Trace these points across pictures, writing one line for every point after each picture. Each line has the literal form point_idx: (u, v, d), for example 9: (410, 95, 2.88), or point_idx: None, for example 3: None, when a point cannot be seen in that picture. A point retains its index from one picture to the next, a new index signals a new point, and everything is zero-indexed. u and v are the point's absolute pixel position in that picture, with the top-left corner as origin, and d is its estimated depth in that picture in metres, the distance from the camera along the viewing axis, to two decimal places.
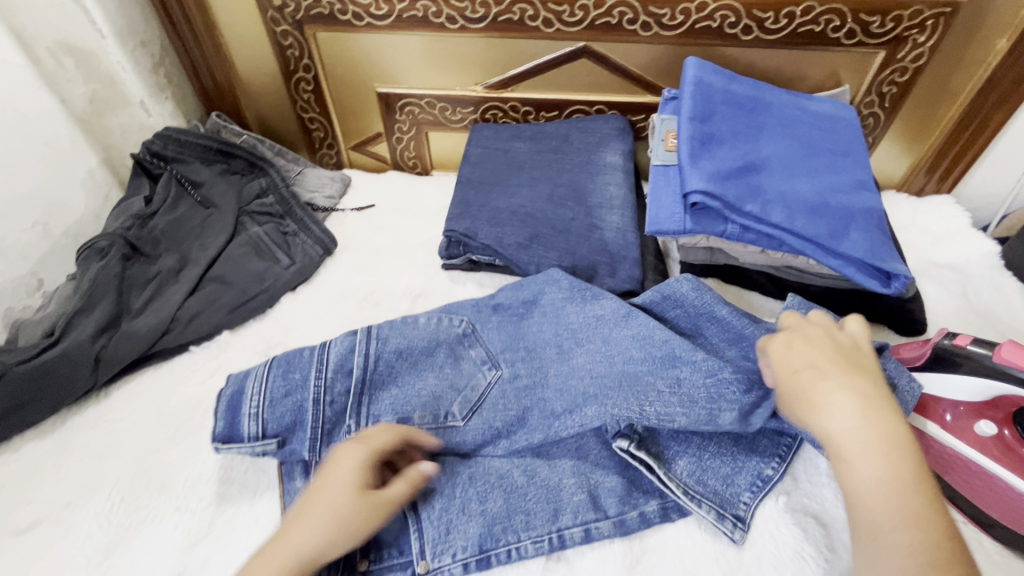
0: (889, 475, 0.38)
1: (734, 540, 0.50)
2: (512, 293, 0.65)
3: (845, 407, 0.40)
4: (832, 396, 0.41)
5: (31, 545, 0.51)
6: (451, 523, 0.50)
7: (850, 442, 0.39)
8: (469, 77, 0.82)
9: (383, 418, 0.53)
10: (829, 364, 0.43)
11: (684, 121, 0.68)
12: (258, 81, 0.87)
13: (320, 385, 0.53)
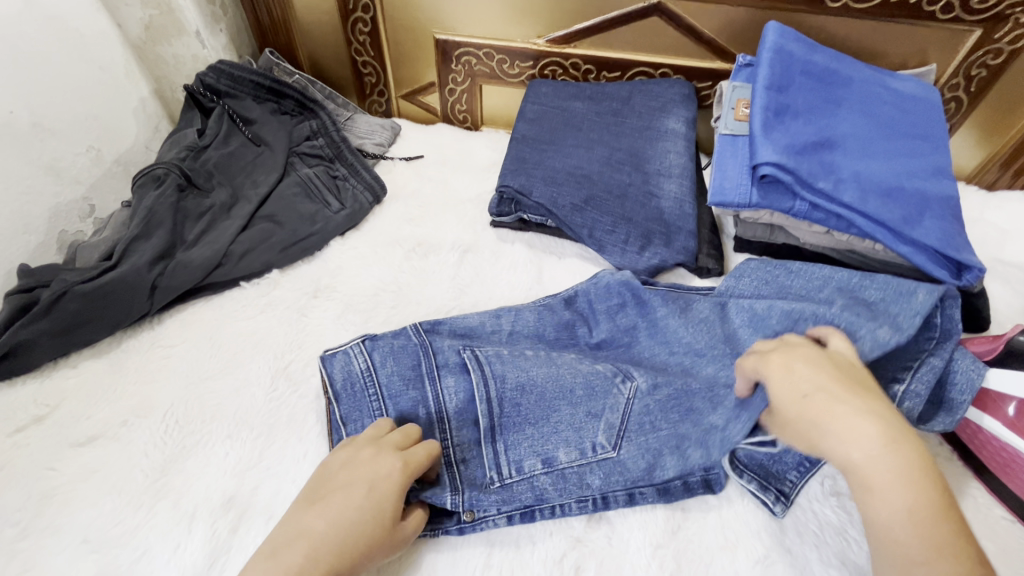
0: (914, 509, 0.36)
1: (773, 513, 0.49)
2: (605, 301, 0.60)
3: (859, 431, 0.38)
4: (848, 420, 0.39)
5: (89, 457, 0.53)
6: (497, 473, 0.50)
7: (873, 469, 0.37)
8: (531, 29, 0.79)
9: (525, 461, 0.50)
10: (838, 385, 0.41)
11: (759, 89, 0.65)
12: (314, 19, 0.85)
13: (435, 398, 0.52)
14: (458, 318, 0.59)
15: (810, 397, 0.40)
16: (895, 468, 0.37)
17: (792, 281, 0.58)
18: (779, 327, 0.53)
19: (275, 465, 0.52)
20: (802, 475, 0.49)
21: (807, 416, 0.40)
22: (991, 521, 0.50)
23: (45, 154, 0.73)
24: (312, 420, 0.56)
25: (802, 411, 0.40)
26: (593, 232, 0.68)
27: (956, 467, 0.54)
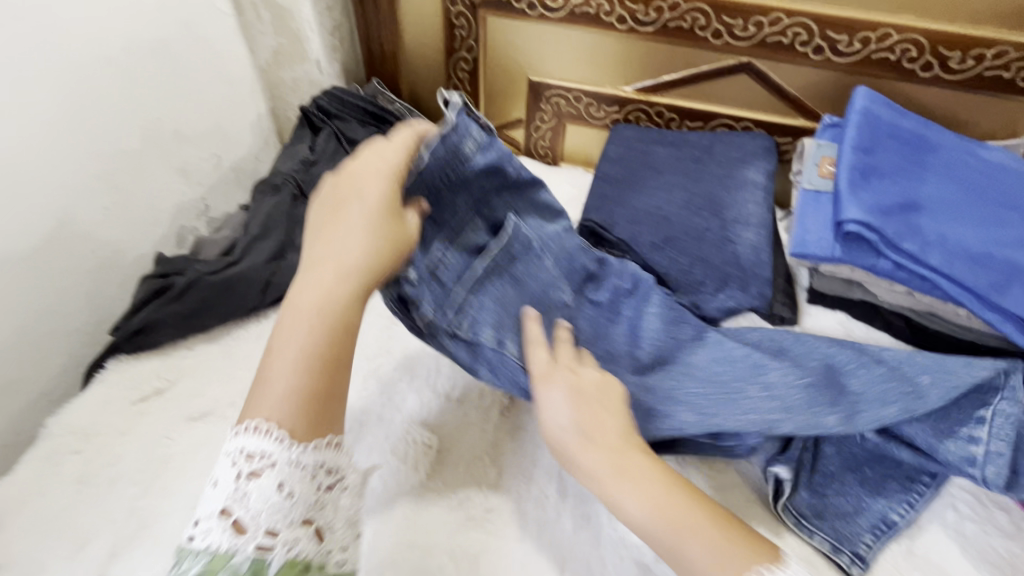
0: (714, 559, 0.39)
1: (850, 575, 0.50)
2: (619, 279, 0.62)
3: (608, 465, 0.43)
4: (620, 492, 0.42)
5: (199, 432, 0.58)
6: (474, 317, 0.53)
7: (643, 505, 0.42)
8: (621, 77, 0.85)
9: (482, 332, 0.52)
10: (606, 421, 0.46)
11: (846, 150, 0.68)
12: (421, 54, 0.93)
13: (456, 241, 0.55)
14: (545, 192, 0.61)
15: (580, 432, 0.45)
16: (665, 506, 0.41)
17: (804, 348, 0.58)
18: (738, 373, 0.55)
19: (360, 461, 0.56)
20: (878, 537, 0.52)
21: (593, 477, 0.43)
22: None
23: (178, 157, 0.83)
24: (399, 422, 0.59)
25: (568, 441, 0.45)
26: (670, 271, 0.71)
27: None
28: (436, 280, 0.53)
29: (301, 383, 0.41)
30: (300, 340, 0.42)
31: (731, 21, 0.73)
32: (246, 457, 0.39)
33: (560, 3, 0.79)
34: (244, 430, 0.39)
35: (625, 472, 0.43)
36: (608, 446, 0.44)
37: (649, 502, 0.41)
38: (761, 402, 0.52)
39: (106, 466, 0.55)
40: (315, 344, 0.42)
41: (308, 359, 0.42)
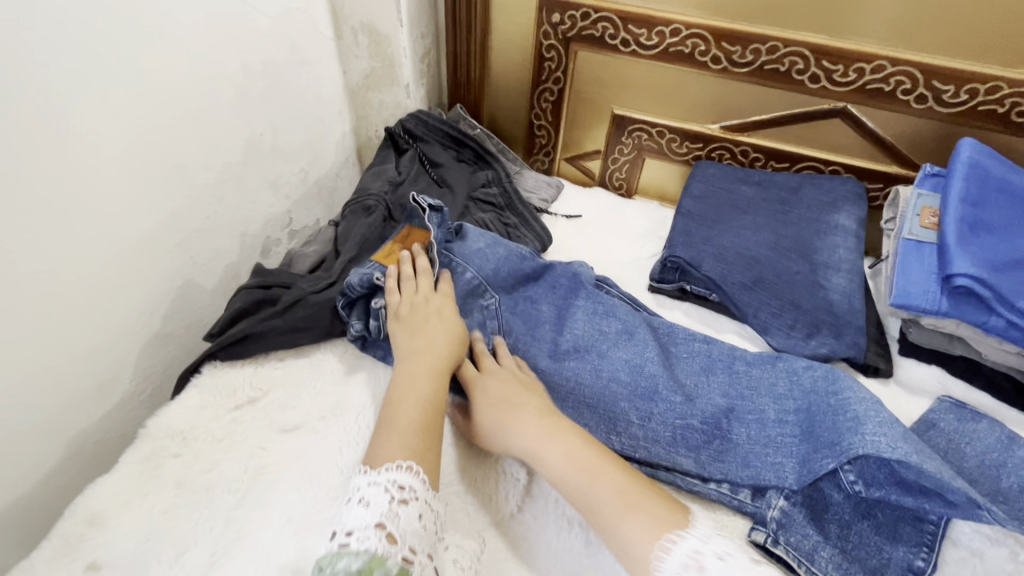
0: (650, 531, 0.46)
1: None
2: (626, 333, 0.68)
3: (563, 463, 0.52)
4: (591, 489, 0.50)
5: (292, 443, 0.58)
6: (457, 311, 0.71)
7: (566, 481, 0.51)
8: (708, 115, 0.85)
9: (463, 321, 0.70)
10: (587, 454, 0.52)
11: (952, 201, 0.66)
12: (506, 83, 0.96)
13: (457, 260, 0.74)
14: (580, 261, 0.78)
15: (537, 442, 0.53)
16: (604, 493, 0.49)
17: (807, 384, 0.61)
18: (721, 426, 0.60)
19: (451, 487, 0.55)
20: None
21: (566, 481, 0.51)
22: None
23: (272, 172, 0.86)
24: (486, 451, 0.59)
25: (547, 461, 0.52)
26: (758, 313, 0.70)
27: None
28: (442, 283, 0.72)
29: (418, 420, 0.52)
30: (422, 384, 0.56)
31: (831, 66, 0.74)
32: (398, 488, 0.46)
33: (655, 41, 0.81)
34: (394, 467, 0.47)
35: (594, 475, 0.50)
36: (568, 449, 0.52)
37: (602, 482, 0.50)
38: (736, 460, 0.58)
39: (203, 473, 0.56)
40: (426, 392, 0.55)
41: (423, 405, 0.54)
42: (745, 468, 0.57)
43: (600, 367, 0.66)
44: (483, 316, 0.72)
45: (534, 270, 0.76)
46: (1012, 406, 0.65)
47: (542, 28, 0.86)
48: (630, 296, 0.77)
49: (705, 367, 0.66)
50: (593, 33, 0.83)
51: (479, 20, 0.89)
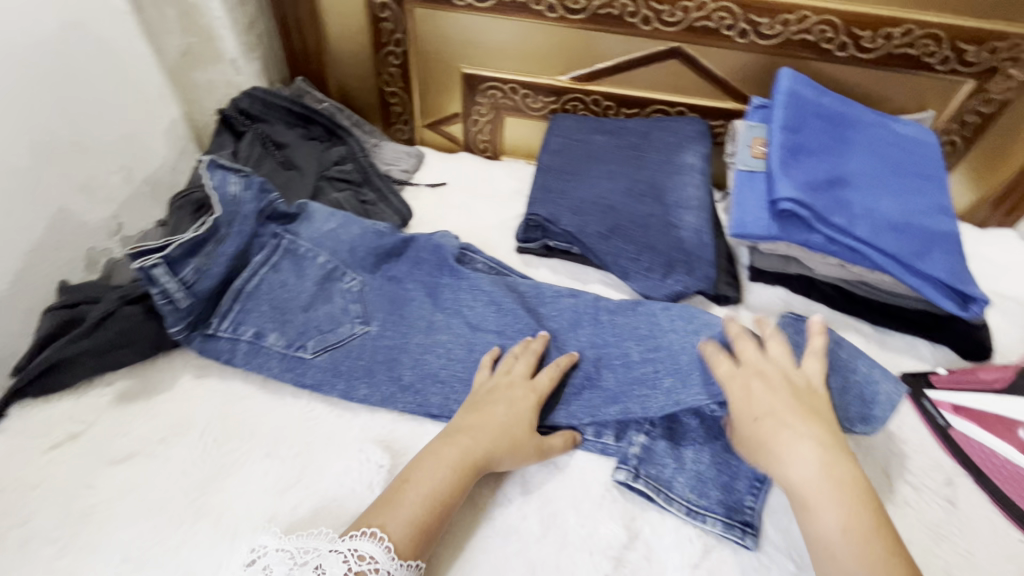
0: None
1: (745, 546, 0.51)
2: (495, 298, 0.67)
3: (839, 530, 0.44)
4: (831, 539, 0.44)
5: (127, 474, 0.53)
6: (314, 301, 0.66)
7: (833, 552, 0.44)
8: (556, 67, 0.84)
9: (315, 309, 0.65)
10: (856, 513, 0.45)
11: (776, 129, 0.70)
12: (346, 49, 0.89)
13: (301, 245, 0.68)
14: (444, 232, 0.74)
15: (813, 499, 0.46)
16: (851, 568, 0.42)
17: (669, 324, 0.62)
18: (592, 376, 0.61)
19: (311, 487, 0.53)
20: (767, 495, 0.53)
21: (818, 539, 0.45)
22: (1009, 544, 0.53)
23: (81, 172, 0.75)
24: (350, 440, 0.57)
25: (814, 522, 0.45)
26: (617, 260, 0.72)
27: (976, 491, 0.56)
28: (286, 272, 0.66)
29: (422, 517, 0.47)
30: (445, 475, 0.50)
31: (659, 7, 0.74)
32: (359, 557, 0.44)
33: None
34: (360, 534, 0.45)
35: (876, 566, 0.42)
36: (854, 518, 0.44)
37: (851, 556, 0.43)
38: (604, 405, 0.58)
39: (16, 528, 0.49)
40: (444, 482, 0.50)
41: (431, 498, 0.48)
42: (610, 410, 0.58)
43: (472, 341, 0.64)
44: (344, 300, 0.67)
45: (395, 247, 0.71)
46: (841, 313, 0.72)
47: None
48: (498, 259, 0.74)
49: (573, 322, 0.65)
50: None
51: None
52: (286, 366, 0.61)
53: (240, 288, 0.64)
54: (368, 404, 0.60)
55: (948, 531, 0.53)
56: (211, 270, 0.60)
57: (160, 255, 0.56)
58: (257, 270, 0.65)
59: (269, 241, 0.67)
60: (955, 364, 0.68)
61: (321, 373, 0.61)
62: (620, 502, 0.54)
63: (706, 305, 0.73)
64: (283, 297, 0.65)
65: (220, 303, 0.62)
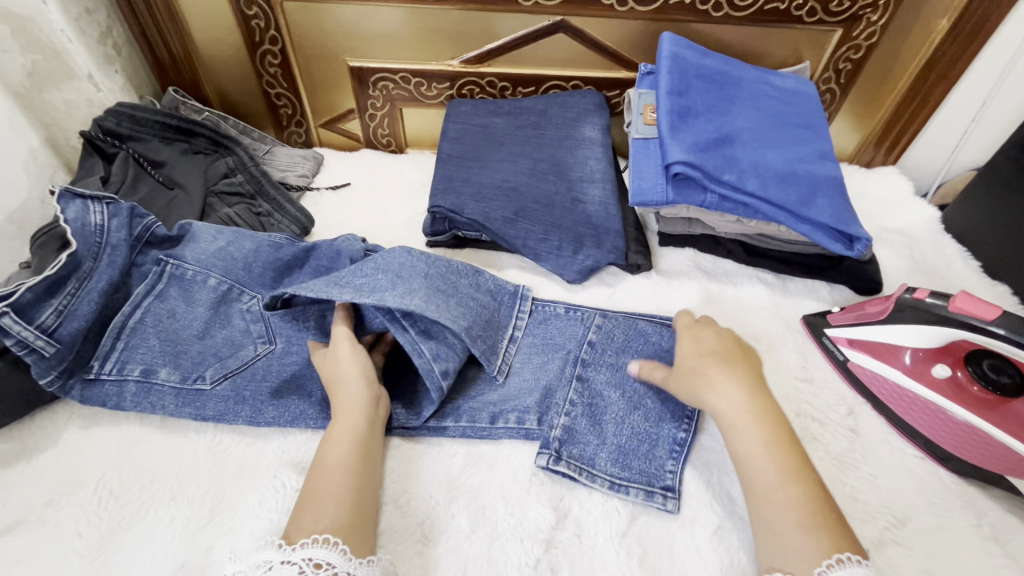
0: (799, 518, 0.44)
1: (667, 510, 0.52)
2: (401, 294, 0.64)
3: (762, 449, 0.48)
4: (751, 453, 0.48)
5: (11, 548, 0.48)
6: (210, 328, 0.62)
7: (754, 469, 0.47)
8: (445, 51, 0.81)
9: (212, 336, 0.61)
10: (771, 445, 0.48)
11: (663, 95, 0.70)
12: (219, 52, 0.83)
13: (188, 272, 0.64)
14: (344, 236, 0.70)
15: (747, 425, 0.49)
16: (769, 477, 0.47)
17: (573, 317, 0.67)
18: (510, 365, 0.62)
19: (222, 525, 0.50)
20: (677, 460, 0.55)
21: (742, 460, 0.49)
22: (907, 459, 0.57)
23: None
24: (262, 467, 0.54)
25: (738, 448, 0.49)
26: (527, 242, 0.71)
27: (875, 417, 0.60)
28: (176, 302, 0.62)
29: (341, 492, 0.47)
30: (344, 451, 0.50)
31: None
32: (315, 566, 0.42)
33: None
34: (310, 541, 0.43)
35: (795, 478, 0.46)
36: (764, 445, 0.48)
37: (773, 470, 0.47)
38: (522, 393, 0.60)
39: None
40: (352, 462, 0.50)
41: (345, 475, 0.49)
42: (525, 398, 0.59)
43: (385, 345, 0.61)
44: (244, 321, 0.63)
45: (295, 258, 0.68)
46: (745, 265, 0.75)
47: None
48: None
49: (398, 276, 0.60)
50: None
51: None
52: (183, 401, 0.57)
53: (122, 324, 0.59)
54: (278, 425, 0.57)
55: (852, 459, 0.56)
56: (78, 309, 0.56)
57: (6, 304, 0.51)
58: (140, 302, 0.60)
59: (151, 270, 0.63)
60: (850, 300, 0.72)
61: (222, 403, 0.57)
62: (547, 485, 0.54)
63: (619, 275, 0.74)
64: (174, 328, 0.60)
65: (100, 343, 0.58)
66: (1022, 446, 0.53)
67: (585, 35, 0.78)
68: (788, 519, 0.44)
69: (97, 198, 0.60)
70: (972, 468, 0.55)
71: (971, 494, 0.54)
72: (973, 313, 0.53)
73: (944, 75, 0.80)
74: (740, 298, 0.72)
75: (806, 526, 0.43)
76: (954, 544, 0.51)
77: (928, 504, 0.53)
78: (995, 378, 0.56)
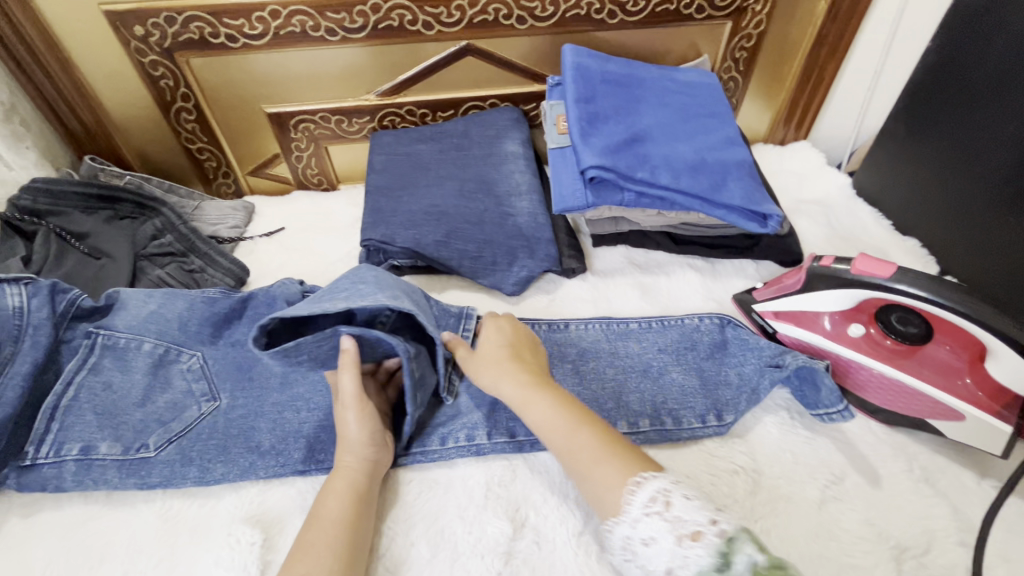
0: (595, 461, 0.51)
1: None
2: None
3: (550, 412, 0.54)
4: (541, 422, 0.54)
5: None
6: (151, 393, 0.61)
7: (550, 432, 0.54)
8: (360, 87, 0.83)
9: (152, 402, 0.60)
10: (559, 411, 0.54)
11: (571, 104, 0.73)
12: (133, 114, 0.82)
13: (121, 341, 0.62)
14: (280, 282, 0.70)
15: (527, 402, 0.55)
16: (563, 436, 0.53)
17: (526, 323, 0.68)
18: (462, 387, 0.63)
19: None
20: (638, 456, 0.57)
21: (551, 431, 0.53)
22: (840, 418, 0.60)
23: None
24: (215, 526, 0.54)
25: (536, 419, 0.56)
26: (462, 262, 0.72)
27: None
28: (111, 372, 0.61)
29: (334, 545, 0.47)
30: (337, 504, 0.50)
31: (434, 10, 0.75)
32: None
33: (260, 29, 0.74)
34: None
35: (581, 426, 0.53)
36: (545, 408, 0.55)
37: (563, 428, 0.53)
38: (471, 412, 0.61)
39: None
40: (346, 512, 0.50)
41: (337, 525, 0.49)
42: (478, 418, 0.60)
43: (330, 384, 0.63)
44: (185, 381, 0.62)
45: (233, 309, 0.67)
46: (676, 254, 0.78)
47: (132, 46, 0.74)
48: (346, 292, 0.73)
49: (380, 286, 0.57)
50: (191, 36, 0.74)
51: (49, 56, 0.73)
52: (127, 472, 0.56)
53: (55, 404, 0.58)
54: (228, 481, 0.56)
55: (791, 426, 0.59)
56: (2, 398, 0.55)
57: None
58: (72, 378, 0.59)
59: (80, 343, 0.62)
60: (775, 273, 0.76)
61: (168, 468, 0.57)
62: (501, 498, 0.55)
63: (557, 281, 0.77)
64: (111, 400, 0.60)
65: (33, 427, 0.57)
66: (934, 390, 0.55)
67: (491, 54, 0.81)
68: (589, 457, 0.51)
69: (13, 278, 0.59)
70: (899, 418, 0.58)
71: (899, 441, 0.58)
72: (873, 273, 0.56)
73: (833, 52, 0.85)
74: (673, 287, 0.75)
75: (602, 461, 0.51)
76: (889, 491, 0.54)
77: (864, 456, 0.57)
78: (902, 330, 0.59)
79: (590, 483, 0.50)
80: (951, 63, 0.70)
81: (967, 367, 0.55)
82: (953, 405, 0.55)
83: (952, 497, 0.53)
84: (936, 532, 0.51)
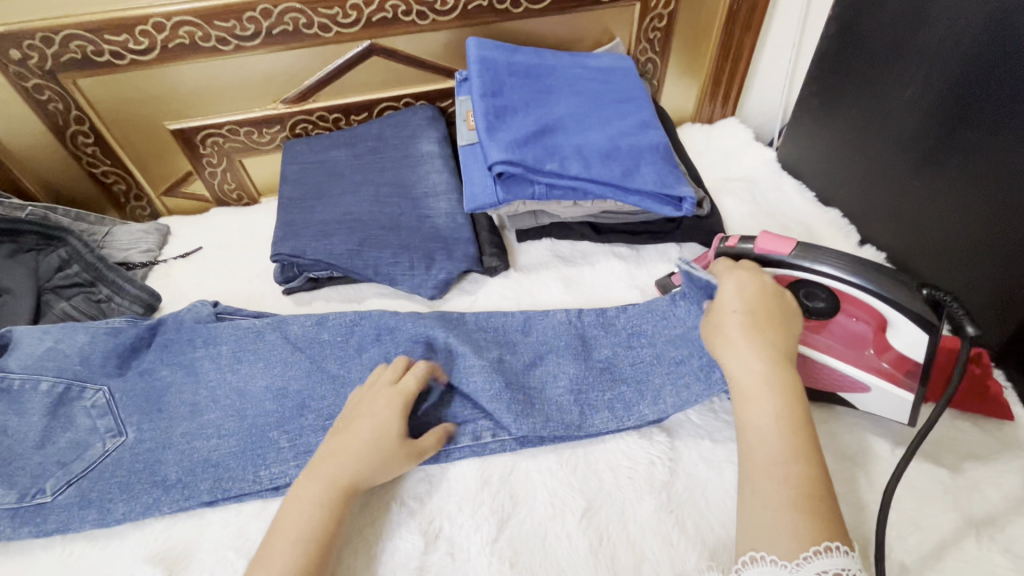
0: (787, 501, 0.40)
1: (530, 510, 0.53)
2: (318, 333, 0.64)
3: (773, 421, 0.44)
4: (758, 420, 0.44)
5: None
6: (51, 433, 0.58)
7: (760, 438, 0.43)
8: (266, 95, 0.80)
9: (50, 443, 0.58)
10: (774, 414, 0.44)
11: (477, 99, 0.71)
12: (26, 142, 0.78)
13: (15, 383, 0.60)
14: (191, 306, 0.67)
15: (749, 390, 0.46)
16: (772, 449, 0.43)
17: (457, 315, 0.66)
18: None
19: None
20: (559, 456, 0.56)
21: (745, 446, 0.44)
22: None
23: None
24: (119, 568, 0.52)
25: (742, 415, 0.45)
26: (378, 269, 0.70)
27: None
28: (6, 416, 0.58)
29: (301, 564, 0.45)
30: (316, 509, 0.48)
31: (329, 12, 0.72)
32: None
33: (146, 43, 0.70)
34: None
35: (799, 454, 0.42)
36: (766, 413, 0.44)
37: (779, 444, 0.43)
38: None
39: None
40: (320, 524, 0.47)
41: (306, 540, 0.46)
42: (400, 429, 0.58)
43: (243, 409, 0.60)
44: (89, 418, 0.59)
45: (140, 339, 0.64)
46: (601, 244, 0.77)
47: (11, 71, 0.70)
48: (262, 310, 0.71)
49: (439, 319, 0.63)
50: (73, 56, 0.70)
51: None
52: (21, 521, 0.54)
53: None
54: (130, 520, 0.54)
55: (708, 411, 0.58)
56: None
57: None
58: None
59: None
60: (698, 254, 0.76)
61: (66, 512, 0.54)
62: (415, 512, 0.53)
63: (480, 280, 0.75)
64: (6, 446, 0.57)
65: None
66: (839, 364, 0.55)
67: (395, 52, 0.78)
68: (780, 496, 0.40)
69: None
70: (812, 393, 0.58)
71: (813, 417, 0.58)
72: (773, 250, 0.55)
73: (748, 23, 0.85)
74: (596, 277, 0.74)
75: (796, 505, 0.40)
76: None
77: None
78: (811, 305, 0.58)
79: (758, 519, 0.41)
80: (851, 31, 0.70)
81: (872, 336, 0.55)
82: (860, 377, 0.55)
83: (862, 468, 0.53)
84: (844, 507, 0.50)
